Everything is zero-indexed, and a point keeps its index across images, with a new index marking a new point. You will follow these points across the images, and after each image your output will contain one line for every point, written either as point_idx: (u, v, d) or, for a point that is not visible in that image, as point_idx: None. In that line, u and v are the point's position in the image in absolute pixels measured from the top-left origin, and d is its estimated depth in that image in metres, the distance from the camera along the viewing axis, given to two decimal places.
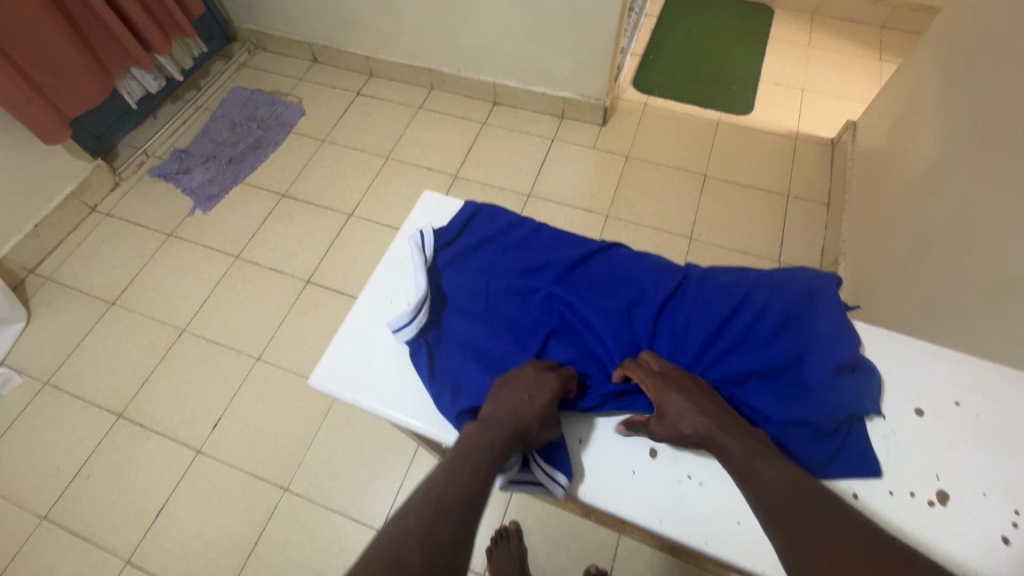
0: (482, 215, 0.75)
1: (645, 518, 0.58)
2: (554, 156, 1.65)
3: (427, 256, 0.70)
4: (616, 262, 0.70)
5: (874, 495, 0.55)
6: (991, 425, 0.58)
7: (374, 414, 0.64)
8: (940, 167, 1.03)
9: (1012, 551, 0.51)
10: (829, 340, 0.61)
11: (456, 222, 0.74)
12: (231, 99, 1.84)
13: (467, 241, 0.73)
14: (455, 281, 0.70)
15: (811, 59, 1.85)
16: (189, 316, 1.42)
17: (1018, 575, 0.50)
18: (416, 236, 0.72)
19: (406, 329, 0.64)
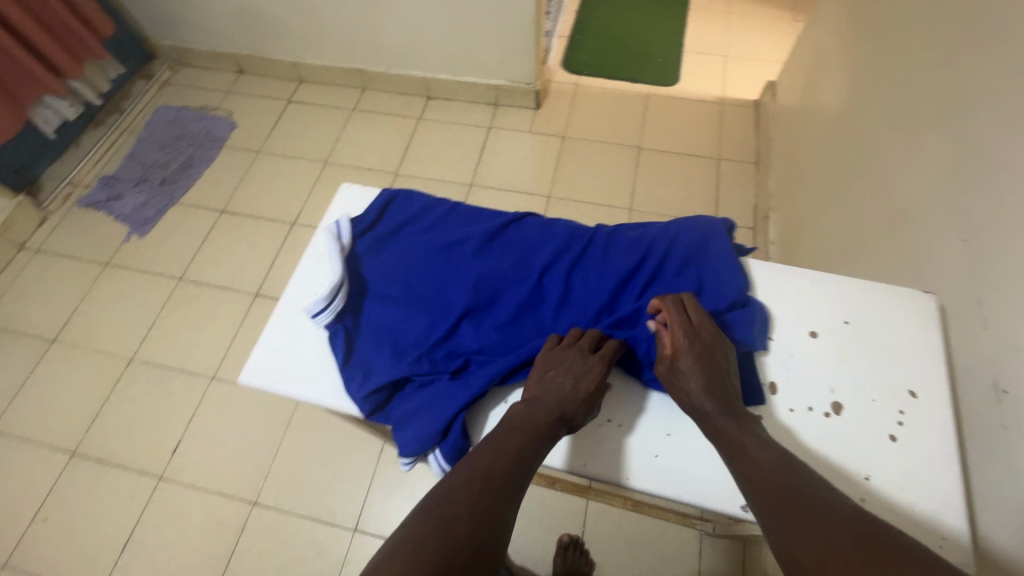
0: (399, 200, 0.77)
1: (566, 464, 0.60)
2: (493, 144, 1.66)
3: (343, 244, 0.71)
4: (529, 232, 0.72)
5: (776, 414, 0.59)
6: (877, 337, 0.63)
7: (303, 403, 0.64)
8: (845, 114, 1.09)
9: (899, 446, 0.56)
10: (723, 285, 0.65)
11: (373, 208, 0.75)
12: (157, 119, 1.79)
13: (385, 226, 0.74)
14: (374, 266, 0.71)
15: (729, 26, 1.91)
16: (137, 343, 1.39)
17: (904, 465, 0.55)
18: (334, 226, 0.73)
19: (323, 314, 0.65)
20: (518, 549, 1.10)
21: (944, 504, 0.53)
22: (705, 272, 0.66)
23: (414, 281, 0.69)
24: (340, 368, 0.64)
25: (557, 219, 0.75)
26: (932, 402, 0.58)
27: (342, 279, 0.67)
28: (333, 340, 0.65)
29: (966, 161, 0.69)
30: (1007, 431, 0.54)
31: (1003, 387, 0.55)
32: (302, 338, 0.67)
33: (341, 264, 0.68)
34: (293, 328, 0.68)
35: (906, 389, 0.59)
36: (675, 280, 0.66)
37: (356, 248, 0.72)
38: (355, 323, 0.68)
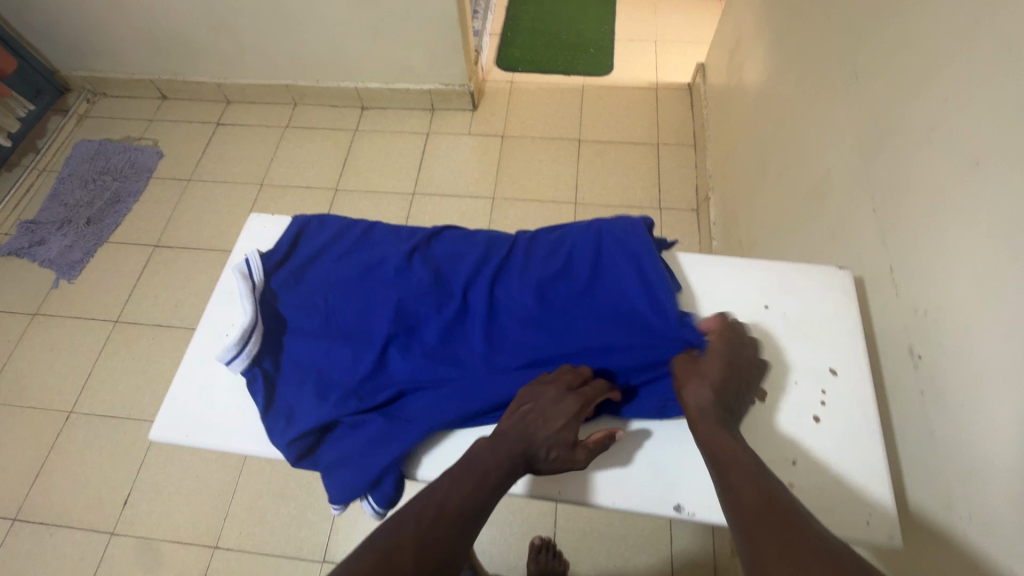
0: (313, 225, 0.73)
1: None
2: (433, 150, 1.64)
3: (255, 281, 0.67)
4: (449, 249, 0.71)
5: None
6: (795, 318, 0.64)
7: (225, 452, 0.61)
8: (766, 92, 1.11)
9: (822, 427, 0.57)
10: (649, 284, 0.64)
11: (285, 240, 0.71)
12: (77, 154, 1.70)
13: (300, 256, 0.71)
14: (291, 302, 0.68)
15: (658, 10, 1.93)
16: (75, 395, 1.32)
17: (829, 444, 0.56)
18: (242, 262, 0.69)
19: (236, 360, 0.61)
20: (492, 560, 1.08)
21: (868, 477, 0.54)
22: (626, 278, 0.66)
23: (336, 313, 0.67)
24: (263, 417, 0.61)
25: (477, 231, 0.74)
26: (851, 376, 0.59)
27: (256, 322, 0.64)
28: (252, 388, 0.62)
29: (872, 131, 0.70)
30: (924, 396, 0.55)
31: (918, 352, 0.57)
32: (219, 383, 0.64)
33: (253, 305, 0.65)
34: (209, 375, 0.65)
35: (824, 368, 0.60)
36: (600, 291, 0.66)
37: (269, 283, 0.69)
38: (276, 365, 0.65)
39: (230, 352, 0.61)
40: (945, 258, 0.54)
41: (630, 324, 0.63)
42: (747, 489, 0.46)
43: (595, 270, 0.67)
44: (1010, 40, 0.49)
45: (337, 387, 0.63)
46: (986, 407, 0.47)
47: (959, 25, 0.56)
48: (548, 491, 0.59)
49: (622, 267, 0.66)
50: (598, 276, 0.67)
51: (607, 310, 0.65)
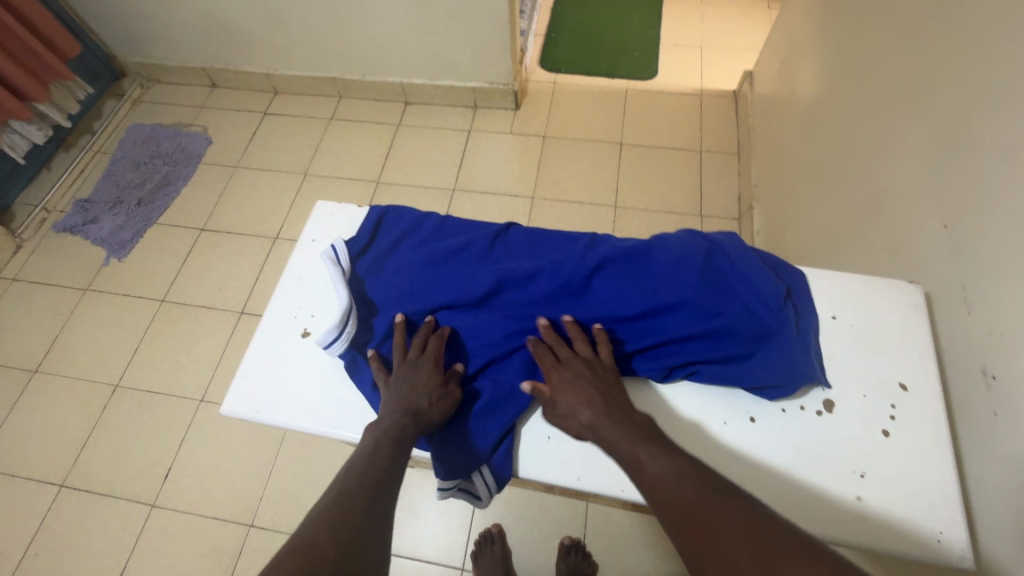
0: (390, 216, 0.76)
1: (562, 478, 0.61)
2: (474, 147, 1.65)
3: (344, 268, 0.70)
4: (529, 241, 0.72)
5: (771, 416, 0.60)
6: (863, 330, 0.63)
7: (294, 430, 0.63)
8: (820, 102, 1.09)
9: (892, 440, 0.57)
10: (744, 275, 0.63)
11: (366, 228, 0.74)
12: (130, 138, 1.75)
13: (381, 245, 0.73)
14: (379, 286, 0.69)
15: (705, 16, 1.91)
16: (121, 370, 1.36)
17: (900, 459, 0.56)
18: (330, 251, 0.72)
19: (335, 344, 0.63)
20: (521, 558, 1.09)
21: (941, 493, 0.54)
22: (712, 265, 0.64)
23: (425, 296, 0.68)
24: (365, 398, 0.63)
25: (549, 231, 0.74)
26: (921, 392, 0.59)
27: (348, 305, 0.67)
28: (352, 371, 0.64)
29: (942, 144, 0.68)
30: (996, 418, 0.54)
31: (991, 374, 0.55)
32: (293, 364, 0.66)
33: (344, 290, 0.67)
34: (287, 356, 0.66)
35: (894, 382, 0.60)
36: (697, 273, 0.63)
37: (357, 271, 0.71)
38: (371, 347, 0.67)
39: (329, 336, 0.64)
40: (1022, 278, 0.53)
41: (731, 306, 0.61)
42: (661, 480, 0.48)
43: (686, 254, 0.64)
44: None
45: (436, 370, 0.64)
46: None
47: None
48: (612, 489, 0.60)
49: (708, 256, 0.65)
50: (691, 258, 0.64)
51: (707, 291, 0.62)
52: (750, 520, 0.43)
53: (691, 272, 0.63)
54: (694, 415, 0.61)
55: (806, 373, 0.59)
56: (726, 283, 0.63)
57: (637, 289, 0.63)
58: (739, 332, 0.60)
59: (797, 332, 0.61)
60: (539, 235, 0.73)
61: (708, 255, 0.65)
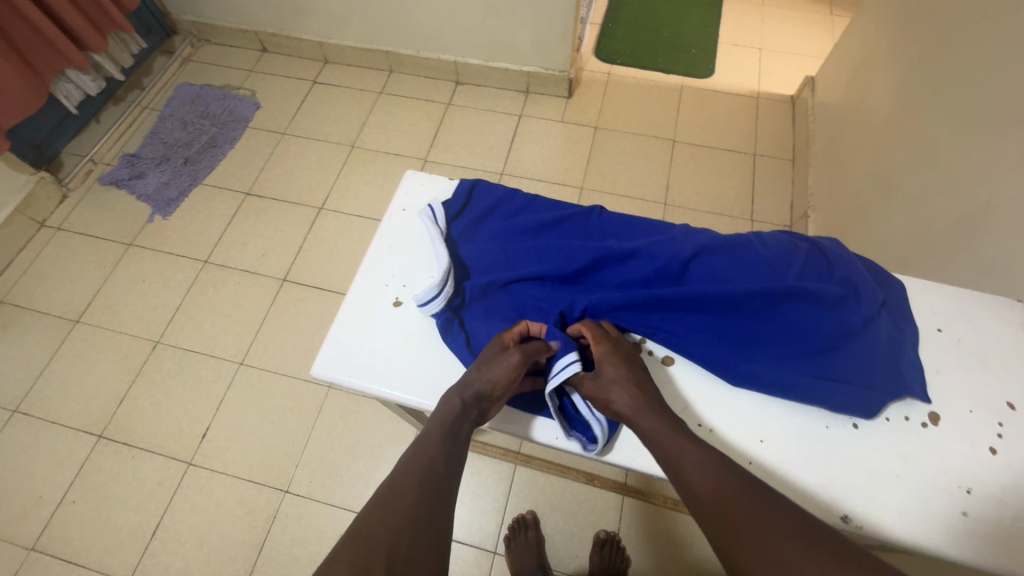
0: (483, 186, 0.78)
1: (658, 470, 0.61)
2: (524, 133, 1.63)
3: (439, 226, 0.73)
4: (624, 227, 0.72)
5: (876, 426, 0.59)
6: (971, 347, 0.62)
7: (385, 399, 0.66)
8: (897, 113, 1.07)
9: (999, 460, 0.56)
10: (849, 281, 0.63)
11: (461, 193, 0.76)
12: (179, 96, 1.74)
13: (474, 211, 0.76)
14: (470, 252, 0.72)
15: (765, 17, 1.87)
16: (162, 327, 1.36)
17: (1009, 480, 0.55)
18: (426, 209, 0.75)
19: (432, 303, 0.66)
20: (554, 547, 1.09)
21: None
22: (806, 264, 0.64)
23: (514, 267, 0.69)
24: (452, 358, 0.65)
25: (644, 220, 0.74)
26: None
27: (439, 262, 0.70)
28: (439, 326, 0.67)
29: None
30: None
31: None
32: (383, 330, 0.69)
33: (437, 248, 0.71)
34: (378, 316, 0.70)
35: (1003, 401, 0.59)
36: (788, 271, 0.63)
37: (450, 232, 0.74)
38: (460, 309, 0.69)
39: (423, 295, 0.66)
40: None
41: (834, 310, 0.61)
42: (706, 489, 0.49)
43: (779, 253, 0.65)
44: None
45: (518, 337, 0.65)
46: None
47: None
48: None
49: (801, 256, 0.65)
50: (783, 258, 0.65)
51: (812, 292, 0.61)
52: (793, 531, 0.45)
53: (783, 272, 0.63)
54: (797, 415, 0.61)
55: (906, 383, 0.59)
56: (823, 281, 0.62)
57: (729, 279, 0.63)
58: (830, 330, 0.60)
59: (891, 338, 0.60)
60: (634, 224, 0.73)
61: (801, 255, 0.65)
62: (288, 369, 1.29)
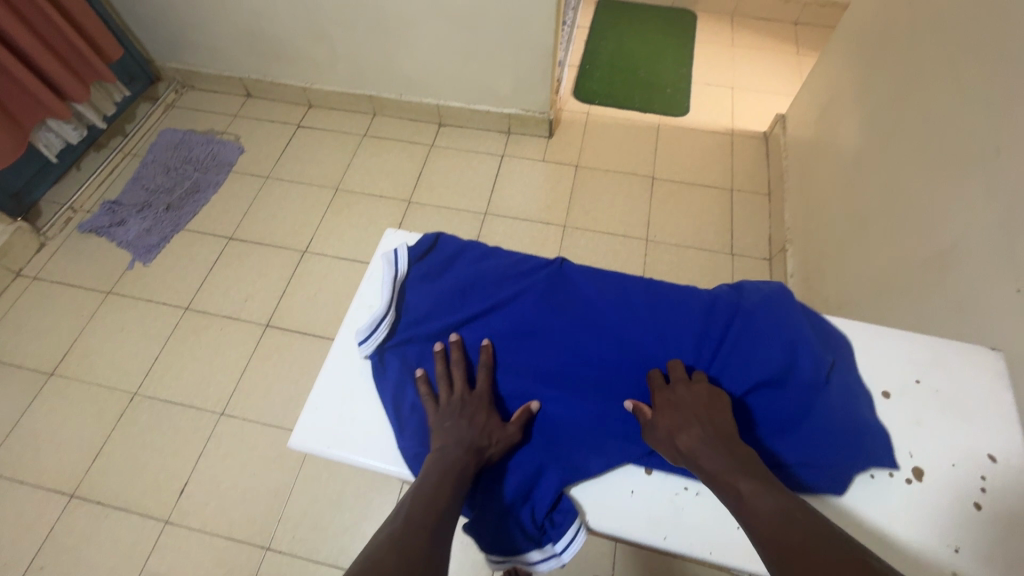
0: (447, 235, 0.80)
1: (646, 536, 0.60)
2: (506, 173, 1.66)
3: (397, 277, 0.75)
4: (582, 283, 0.74)
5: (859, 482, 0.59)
6: (949, 398, 0.62)
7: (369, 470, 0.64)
8: (865, 153, 1.11)
9: (984, 514, 0.56)
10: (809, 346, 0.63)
11: (425, 242, 0.78)
12: (162, 141, 1.75)
13: (434, 260, 0.77)
14: (424, 303, 0.73)
15: (735, 58, 1.95)
16: (140, 377, 1.33)
17: (996, 536, 0.54)
18: (388, 256, 0.77)
19: (366, 343, 0.70)
20: None
21: None
22: (753, 320, 0.66)
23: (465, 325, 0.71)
24: (391, 420, 0.65)
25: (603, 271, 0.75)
26: (1012, 464, 0.57)
27: (387, 314, 0.71)
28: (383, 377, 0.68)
29: (1015, 208, 0.69)
30: None
31: None
32: (359, 395, 0.68)
33: (390, 301, 0.72)
34: (353, 380, 0.69)
35: (984, 452, 0.59)
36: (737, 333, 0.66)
37: (407, 281, 0.75)
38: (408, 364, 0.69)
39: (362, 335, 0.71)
40: None
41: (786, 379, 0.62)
42: (763, 509, 0.48)
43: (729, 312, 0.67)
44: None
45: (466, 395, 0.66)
46: None
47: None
48: (697, 549, 0.60)
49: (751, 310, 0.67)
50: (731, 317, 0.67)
51: (767, 360, 0.62)
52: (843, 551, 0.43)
53: (734, 337, 0.65)
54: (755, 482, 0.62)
55: (867, 435, 0.59)
56: (775, 344, 0.63)
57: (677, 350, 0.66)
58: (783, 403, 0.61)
59: (846, 404, 0.61)
60: (595, 279, 0.75)
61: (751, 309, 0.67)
62: (271, 418, 1.26)
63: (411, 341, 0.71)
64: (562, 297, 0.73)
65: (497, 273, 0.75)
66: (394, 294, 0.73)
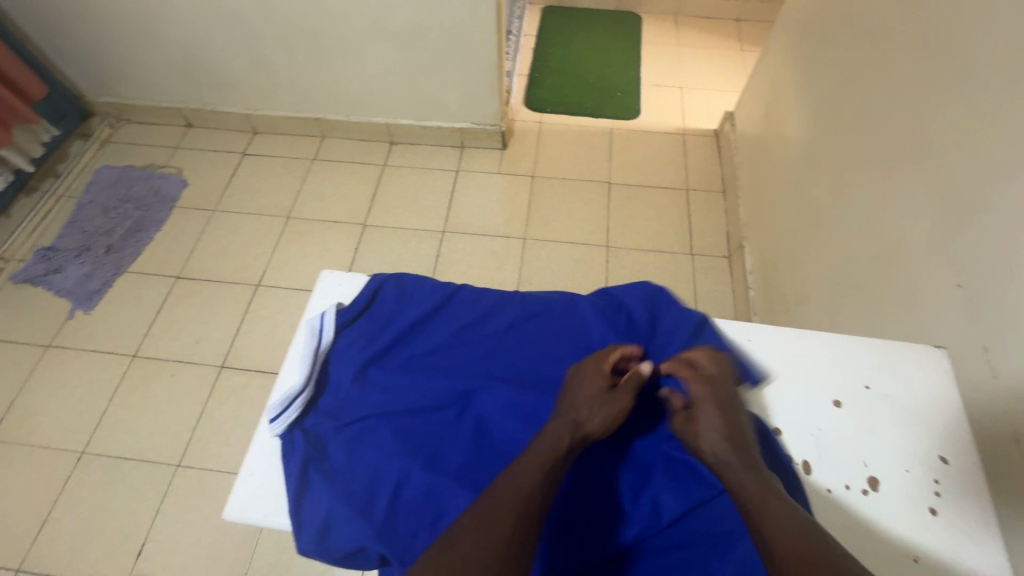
0: (392, 286, 0.68)
1: None
2: (462, 188, 1.63)
3: (321, 347, 0.62)
4: (539, 344, 0.65)
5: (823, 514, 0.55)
6: (901, 400, 0.58)
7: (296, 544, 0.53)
8: (810, 149, 1.12)
9: (941, 521, 0.52)
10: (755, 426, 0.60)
11: (361, 298, 0.66)
12: (98, 180, 1.66)
13: (371, 321, 0.66)
14: (351, 377, 0.62)
15: (682, 57, 1.97)
16: (88, 434, 1.25)
17: (952, 544, 0.51)
18: (315, 318, 0.65)
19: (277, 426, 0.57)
20: None
21: None
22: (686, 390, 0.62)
23: (402, 403, 0.60)
24: (291, 517, 0.53)
25: (563, 329, 0.67)
26: (963, 463, 0.55)
27: (305, 390, 0.59)
28: (288, 462, 0.56)
29: (949, 202, 0.69)
30: None
31: None
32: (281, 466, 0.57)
33: (310, 375, 0.60)
34: (273, 448, 0.58)
35: (938, 454, 0.55)
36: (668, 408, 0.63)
37: (334, 348, 0.64)
38: (321, 451, 0.58)
39: (273, 408, 0.58)
40: None
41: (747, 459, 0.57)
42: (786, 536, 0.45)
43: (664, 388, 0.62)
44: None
45: (381, 492, 0.54)
46: None
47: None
48: None
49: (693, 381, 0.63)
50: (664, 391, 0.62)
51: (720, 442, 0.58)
52: None
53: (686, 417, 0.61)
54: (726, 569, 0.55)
55: None
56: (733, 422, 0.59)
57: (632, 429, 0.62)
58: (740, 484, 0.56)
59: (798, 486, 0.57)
60: (552, 337, 0.66)
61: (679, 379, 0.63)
62: (231, 464, 1.21)
63: (328, 421, 0.59)
64: (515, 363, 0.64)
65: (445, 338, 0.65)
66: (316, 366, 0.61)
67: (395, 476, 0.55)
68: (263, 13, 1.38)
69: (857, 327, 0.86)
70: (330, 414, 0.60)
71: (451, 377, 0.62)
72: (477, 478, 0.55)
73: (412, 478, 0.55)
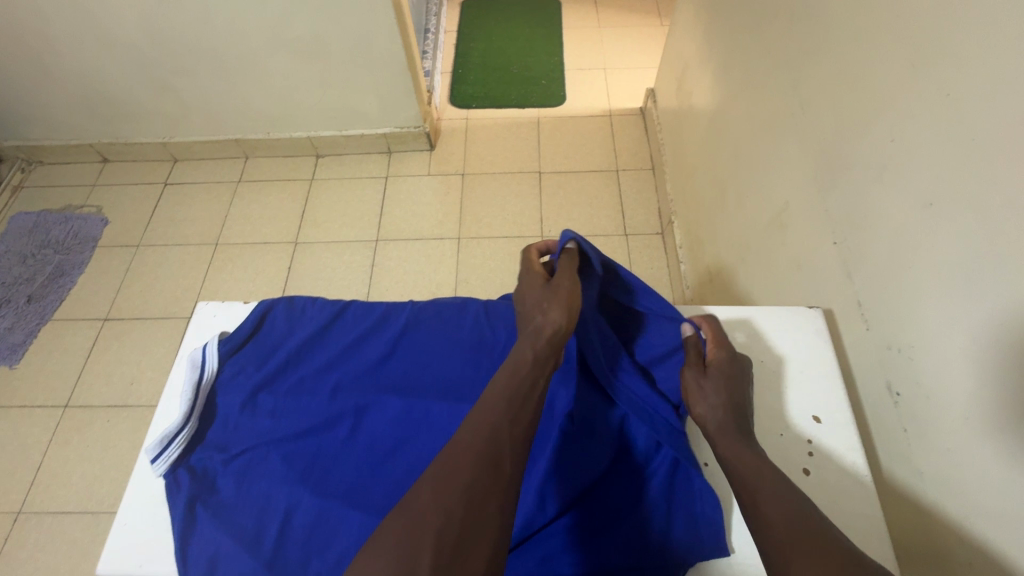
0: (281, 309, 0.71)
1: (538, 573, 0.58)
2: (393, 194, 1.61)
3: (204, 380, 0.64)
4: (422, 351, 0.69)
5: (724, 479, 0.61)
6: (772, 367, 0.66)
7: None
8: (714, 119, 1.13)
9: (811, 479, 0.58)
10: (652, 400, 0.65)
11: (246, 325, 0.68)
12: (14, 228, 1.59)
13: (256, 348, 0.68)
14: (239, 406, 0.64)
15: (604, 38, 1.97)
16: (23, 494, 1.21)
17: (824, 497, 0.57)
18: (199, 351, 0.66)
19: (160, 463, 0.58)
20: None
21: (867, 531, 0.55)
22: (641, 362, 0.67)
23: (294, 423, 0.63)
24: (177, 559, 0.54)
25: (449, 332, 0.70)
26: (835, 424, 0.60)
27: (187, 426, 0.61)
28: (172, 501, 0.56)
29: (820, 161, 0.70)
30: (907, 434, 0.55)
31: (895, 390, 0.57)
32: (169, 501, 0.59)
33: (192, 410, 0.62)
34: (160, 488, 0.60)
35: (808, 415, 0.62)
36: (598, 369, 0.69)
37: (219, 379, 0.66)
38: (209, 486, 0.59)
39: (154, 449, 0.58)
40: (918, 290, 0.53)
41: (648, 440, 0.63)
42: (779, 514, 0.49)
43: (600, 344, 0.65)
44: (944, 68, 0.50)
45: (270, 522, 0.56)
46: (978, 464, 0.47)
47: (901, 54, 0.55)
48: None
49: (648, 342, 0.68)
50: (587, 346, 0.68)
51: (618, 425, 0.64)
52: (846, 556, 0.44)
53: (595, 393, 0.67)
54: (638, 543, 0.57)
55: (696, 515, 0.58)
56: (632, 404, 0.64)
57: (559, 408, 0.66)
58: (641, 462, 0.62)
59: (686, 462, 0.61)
60: (437, 341, 0.70)
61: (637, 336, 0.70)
62: None
63: (215, 454, 0.61)
64: (400, 372, 0.68)
65: (333, 354, 0.68)
66: (198, 400, 0.63)
67: (285, 502, 0.57)
68: (153, 37, 1.33)
69: (762, 292, 0.88)
70: (218, 446, 0.62)
71: (340, 394, 0.65)
72: (364, 496, 0.58)
73: (303, 502, 0.57)
